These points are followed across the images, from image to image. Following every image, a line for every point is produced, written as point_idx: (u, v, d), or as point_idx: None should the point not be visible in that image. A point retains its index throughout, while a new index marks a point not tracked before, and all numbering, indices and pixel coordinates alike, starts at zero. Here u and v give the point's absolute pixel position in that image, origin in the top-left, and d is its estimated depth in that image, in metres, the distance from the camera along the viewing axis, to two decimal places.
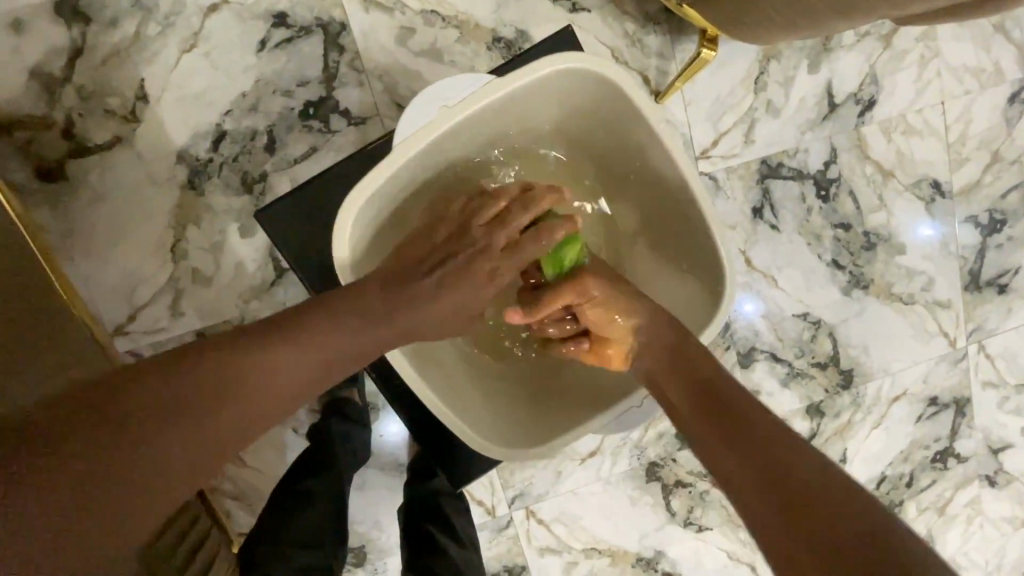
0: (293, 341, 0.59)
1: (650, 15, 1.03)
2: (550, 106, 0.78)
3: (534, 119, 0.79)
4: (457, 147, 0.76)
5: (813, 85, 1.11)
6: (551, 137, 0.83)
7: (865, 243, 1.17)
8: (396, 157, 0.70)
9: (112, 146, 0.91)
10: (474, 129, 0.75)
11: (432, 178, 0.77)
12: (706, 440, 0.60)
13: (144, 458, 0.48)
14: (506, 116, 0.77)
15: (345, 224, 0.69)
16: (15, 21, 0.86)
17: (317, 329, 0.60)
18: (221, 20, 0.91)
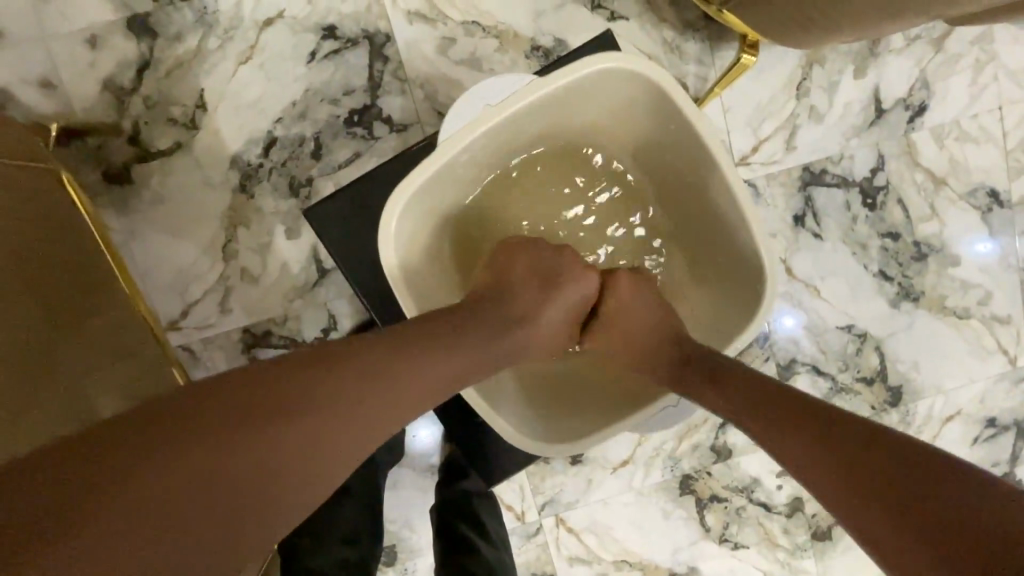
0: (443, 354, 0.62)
1: (690, 22, 1.02)
2: (593, 106, 0.78)
3: (571, 121, 0.80)
4: (498, 146, 0.78)
5: (859, 90, 1.08)
6: (590, 138, 0.83)
7: (916, 254, 1.13)
8: (439, 153, 0.71)
9: (173, 152, 0.97)
10: (514, 129, 0.76)
11: (472, 179, 0.80)
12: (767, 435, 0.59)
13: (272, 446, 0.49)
14: (547, 116, 0.77)
15: (391, 211, 0.70)
16: (92, 36, 0.93)
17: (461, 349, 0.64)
18: (275, 33, 0.97)
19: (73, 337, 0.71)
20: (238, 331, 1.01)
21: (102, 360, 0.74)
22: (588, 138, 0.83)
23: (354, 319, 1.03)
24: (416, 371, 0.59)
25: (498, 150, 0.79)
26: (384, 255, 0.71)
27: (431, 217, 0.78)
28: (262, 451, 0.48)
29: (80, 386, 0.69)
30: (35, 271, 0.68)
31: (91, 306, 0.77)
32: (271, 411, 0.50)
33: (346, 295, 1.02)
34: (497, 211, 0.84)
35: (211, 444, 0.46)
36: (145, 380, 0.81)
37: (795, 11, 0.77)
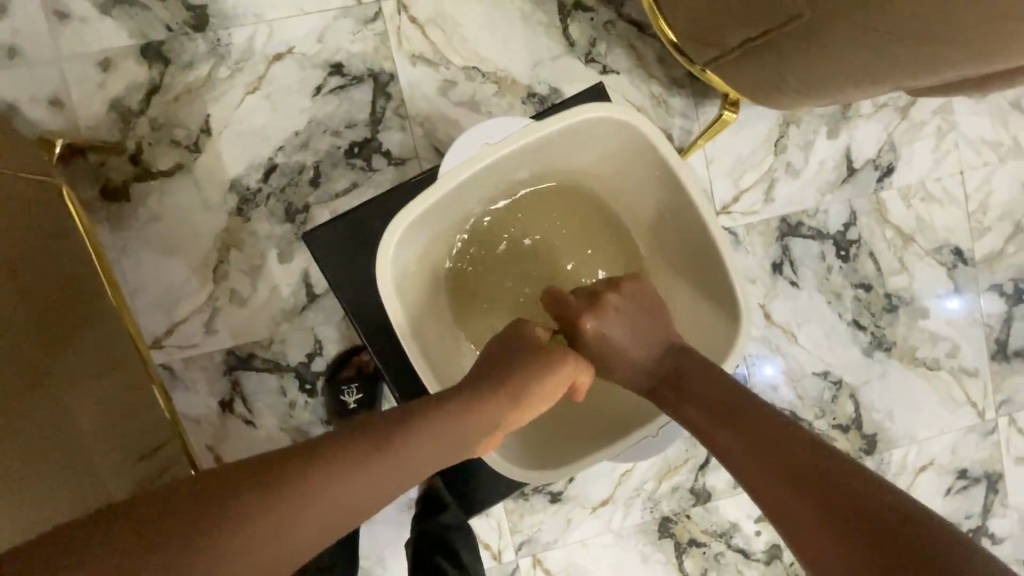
0: (438, 412, 0.62)
1: (676, 79, 1.09)
2: (587, 151, 0.83)
3: (564, 164, 0.84)
4: (495, 183, 0.82)
5: (832, 150, 1.14)
6: (583, 180, 0.87)
7: (887, 305, 1.18)
8: (438, 186, 0.74)
9: (174, 173, 0.99)
10: (512, 168, 0.80)
11: (468, 213, 0.83)
12: (762, 479, 0.59)
13: (255, 487, 0.49)
14: (543, 157, 0.82)
15: (391, 237, 0.73)
16: (104, 60, 0.96)
17: (453, 409, 0.63)
18: (284, 66, 1.01)
19: (54, 347, 0.69)
20: (222, 351, 1.01)
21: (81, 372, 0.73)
22: (580, 180, 0.87)
23: (339, 345, 1.04)
24: (407, 430, 0.59)
25: (494, 186, 0.82)
26: (380, 275, 0.73)
27: (426, 246, 0.81)
28: (248, 495, 0.48)
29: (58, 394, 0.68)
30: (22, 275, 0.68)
31: (84, 316, 0.78)
32: (262, 464, 0.51)
33: (334, 321, 1.04)
34: (490, 242, 0.86)
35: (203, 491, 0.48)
36: (124, 393, 0.80)
37: (772, 78, 0.83)
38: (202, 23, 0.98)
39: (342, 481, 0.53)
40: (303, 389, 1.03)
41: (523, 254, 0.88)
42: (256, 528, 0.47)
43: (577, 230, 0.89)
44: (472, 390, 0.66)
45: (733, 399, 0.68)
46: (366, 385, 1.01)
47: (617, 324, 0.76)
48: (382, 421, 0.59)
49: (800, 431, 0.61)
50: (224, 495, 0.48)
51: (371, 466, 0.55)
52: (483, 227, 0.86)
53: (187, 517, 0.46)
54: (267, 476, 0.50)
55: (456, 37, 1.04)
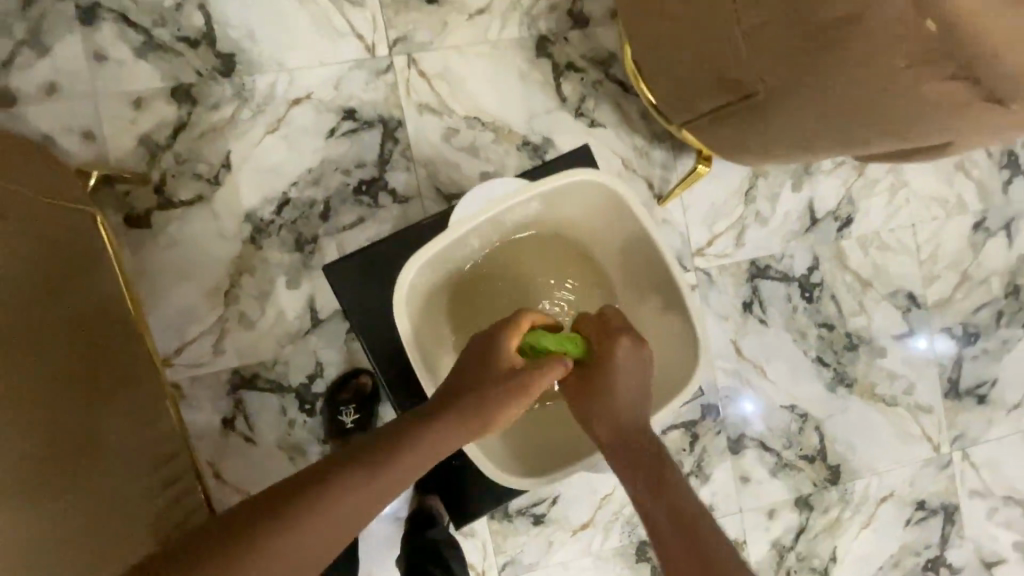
0: (424, 426, 0.67)
1: (657, 133, 1.21)
2: (580, 205, 0.92)
3: (558, 215, 0.94)
4: (497, 230, 0.91)
5: (796, 202, 1.26)
6: (575, 230, 0.96)
7: (848, 344, 1.28)
8: (449, 232, 0.84)
9: (193, 204, 1.07)
10: (512, 217, 0.90)
11: (472, 254, 0.92)
12: (665, 544, 0.66)
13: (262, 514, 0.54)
14: (540, 209, 0.91)
15: (406, 276, 0.82)
16: (137, 99, 1.05)
17: (439, 421, 0.68)
18: (301, 110, 1.10)
19: (61, 362, 0.71)
20: (228, 371, 1.07)
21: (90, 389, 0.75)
22: (572, 230, 0.96)
23: (339, 368, 1.11)
24: (397, 443, 0.63)
25: (496, 232, 0.92)
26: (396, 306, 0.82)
27: (434, 283, 0.90)
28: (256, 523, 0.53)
29: (65, 409, 0.70)
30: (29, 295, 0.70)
31: (110, 333, 0.84)
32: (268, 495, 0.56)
33: (335, 344, 1.11)
34: (488, 281, 0.95)
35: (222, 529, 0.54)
36: (141, 406, 0.86)
37: (739, 142, 0.93)
38: (229, 69, 1.08)
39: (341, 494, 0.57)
40: (303, 409, 1.10)
41: (517, 293, 0.96)
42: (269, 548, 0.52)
43: (565, 273, 0.98)
44: (456, 403, 0.70)
45: (665, 467, 0.74)
46: (363, 406, 1.07)
47: (627, 363, 0.81)
48: (375, 441, 0.64)
49: (706, 515, 0.69)
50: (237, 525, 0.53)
51: (366, 479, 0.59)
52: (484, 267, 0.94)
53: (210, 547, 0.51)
54: (271, 503, 0.55)
55: (459, 90, 1.15)
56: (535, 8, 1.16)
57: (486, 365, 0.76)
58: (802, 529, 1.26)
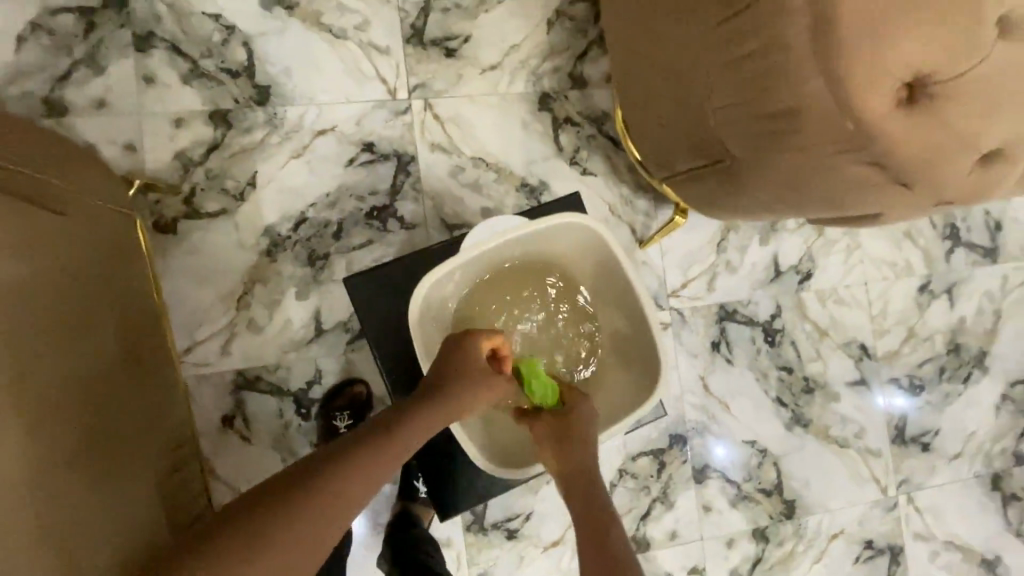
0: (406, 416, 0.74)
1: (641, 185, 1.35)
2: (574, 246, 1.05)
3: (556, 253, 1.06)
4: (502, 260, 1.03)
5: (763, 254, 1.40)
6: (570, 267, 1.08)
7: (805, 387, 1.40)
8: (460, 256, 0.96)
9: (218, 216, 1.17)
10: (516, 249, 1.02)
11: (477, 279, 1.03)
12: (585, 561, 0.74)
13: (264, 509, 0.58)
14: (541, 245, 1.03)
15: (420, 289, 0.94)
16: (178, 118, 1.17)
17: (418, 411, 0.75)
18: (325, 140, 1.22)
19: (101, 346, 0.80)
20: (232, 371, 1.15)
21: (115, 376, 0.81)
22: (568, 267, 1.08)
23: (337, 376, 1.19)
24: (384, 434, 0.70)
25: (499, 261, 1.03)
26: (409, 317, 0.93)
27: (442, 300, 1.00)
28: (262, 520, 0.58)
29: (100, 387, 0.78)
30: (74, 284, 0.77)
31: (138, 325, 0.92)
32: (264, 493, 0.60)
33: (334, 354, 1.19)
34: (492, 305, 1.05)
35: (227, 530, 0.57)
36: (158, 395, 0.93)
37: (709, 199, 1.06)
38: (263, 99, 1.20)
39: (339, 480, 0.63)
40: (299, 412, 1.17)
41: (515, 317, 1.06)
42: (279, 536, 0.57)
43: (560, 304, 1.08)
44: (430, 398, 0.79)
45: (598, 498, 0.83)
46: (356, 413, 1.14)
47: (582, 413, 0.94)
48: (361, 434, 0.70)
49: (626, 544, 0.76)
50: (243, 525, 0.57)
51: (359, 465, 0.65)
52: (488, 292, 1.04)
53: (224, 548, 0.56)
54: (270, 498, 0.60)
55: (468, 133, 1.29)
56: (540, 68, 1.32)
57: (451, 368, 0.85)
58: (759, 559, 1.35)
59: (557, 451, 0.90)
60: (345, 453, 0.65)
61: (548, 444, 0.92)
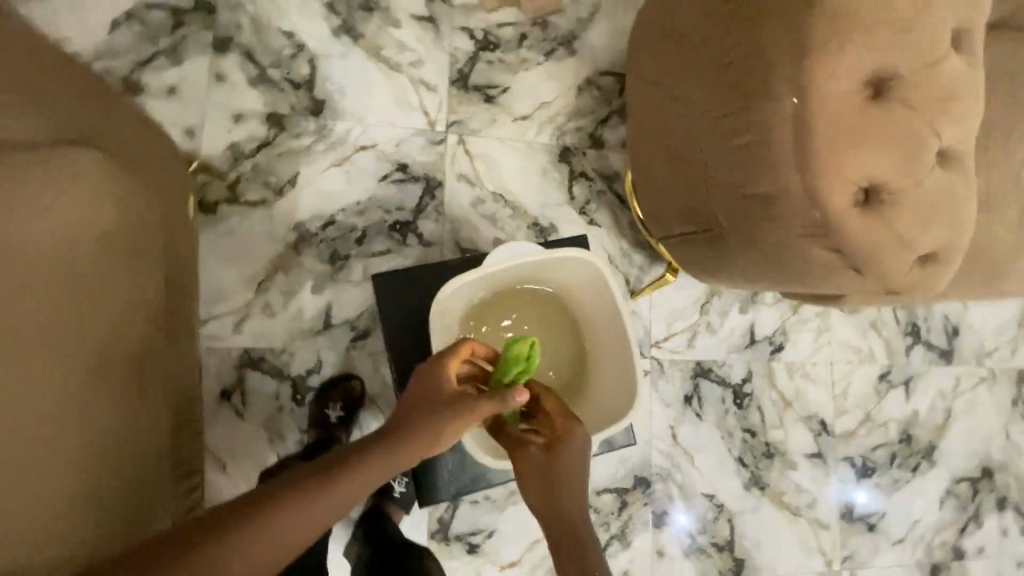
0: (400, 430, 0.74)
1: (640, 241, 1.49)
2: (579, 278, 1.13)
3: (564, 283, 1.17)
4: (520, 276, 1.14)
5: (741, 322, 1.52)
6: (574, 298, 1.18)
7: (766, 451, 1.49)
8: (489, 264, 1.07)
9: (256, 205, 1.28)
10: (532, 271, 1.14)
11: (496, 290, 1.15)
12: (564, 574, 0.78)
13: (267, 504, 0.62)
14: (555, 272, 1.15)
15: (446, 288, 1.05)
16: (238, 114, 1.30)
17: (412, 426, 0.74)
18: (364, 155, 1.35)
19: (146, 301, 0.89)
20: (240, 349, 1.23)
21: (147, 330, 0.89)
22: (571, 297, 1.19)
23: (336, 369, 1.27)
24: (378, 446, 0.70)
25: (516, 278, 1.15)
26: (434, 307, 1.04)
27: (463, 300, 1.11)
28: (259, 512, 0.61)
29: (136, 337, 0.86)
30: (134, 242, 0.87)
31: (172, 289, 1.01)
32: (267, 489, 0.64)
33: (337, 348, 1.27)
34: (499, 317, 1.16)
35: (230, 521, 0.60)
36: (177, 356, 1.01)
37: (696, 261, 1.19)
38: (317, 110, 1.34)
39: (334, 487, 0.65)
40: (294, 397, 1.24)
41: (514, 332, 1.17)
42: (275, 528, 0.61)
43: (557, 331, 1.20)
44: (421, 415, 0.76)
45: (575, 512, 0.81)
46: (348, 407, 1.21)
47: (568, 428, 0.89)
48: (357, 445, 0.71)
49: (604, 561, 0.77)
50: (244, 515, 0.61)
51: (354, 475, 0.67)
52: (500, 305, 1.16)
53: (223, 533, 0.59)
54: (271, 494, 0.63)
55: (492, 170, 1.43)
56: (566, 125, 1.48)
57: (435, 383, 0.82)
58: None
59: (539, 474, 0.86)
60: (344, 461, 0.68)
61: (532, 465, 0.88)
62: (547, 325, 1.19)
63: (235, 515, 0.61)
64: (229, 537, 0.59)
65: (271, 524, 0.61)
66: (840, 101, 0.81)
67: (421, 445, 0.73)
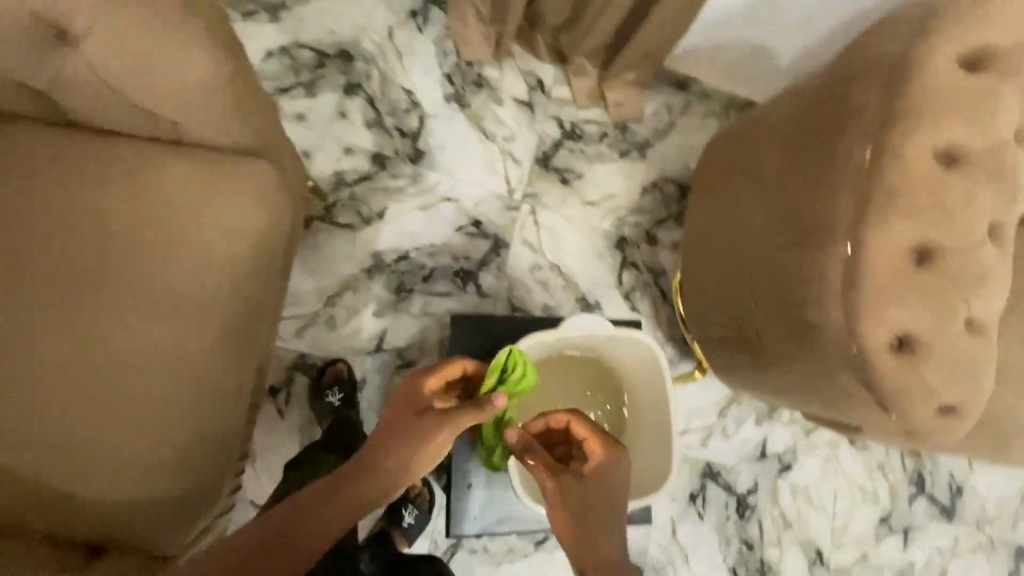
0: (384, 446, 0.88)
1: (674, 336, 1.59)
2: (635, 358, 1.20)
3: (622, 358, 1.23)
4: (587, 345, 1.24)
5: (755, 434, 1.57)
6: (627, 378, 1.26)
7: (759, 567, 1.52)
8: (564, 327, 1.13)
9: (344, 228, 1.43)
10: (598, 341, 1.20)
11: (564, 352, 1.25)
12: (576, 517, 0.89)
13: (297, 509, 0.80)
14: (617, 346, 1.20)
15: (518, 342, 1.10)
16: (348, 149, 1.48)
17: (392, 441, 0.88)
18: (446, 206, 1.51)
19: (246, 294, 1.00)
20: (298, 351, 1.37)
21: (237, 318, 0.99)
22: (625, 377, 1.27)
23: (376, 388, 1.40)
24: (369, 465, 0.86)
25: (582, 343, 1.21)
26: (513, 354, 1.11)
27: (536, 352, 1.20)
28: (290, 517, 0.79)
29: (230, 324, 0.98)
30: (250, 244, 0.99)
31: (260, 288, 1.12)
32: (293, 502, 0.81)
33: (382, 370, 1.40)
34: (557, 377, 1.25)
35: (271, 525, 0.78)
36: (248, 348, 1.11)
37: (733, 365, 1.28)
38: (415, 158, 1.51)
39: (340, 499, 0.82)
40: None
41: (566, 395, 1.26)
42: (305, 529, 0.78)
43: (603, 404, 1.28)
44: (402, 430, 0.89)
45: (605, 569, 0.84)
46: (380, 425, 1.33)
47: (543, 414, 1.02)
48: (351, 466, 0.87)
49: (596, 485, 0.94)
50: (279, 519, 0.78)
51: (353, 490, 0.83)
52: (562, 366, 1.26)
53: (268, 534, 0.76)
54: (297, 503, 0.81)
55: (554, 243, 1.57)
56: (626, 217, 1.63)
57: (414, 398, 0.94)
58: None
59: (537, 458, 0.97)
60: (343, 477, 0.84)
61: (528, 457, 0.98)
62: (596, 396, 1.27)
63: (276, 521, 0.78)
64: (272, 536, 0.76)
65: (302, 525, 0.78)
66: (887, 262, 0.90)
67: (405, 455, 0.87)
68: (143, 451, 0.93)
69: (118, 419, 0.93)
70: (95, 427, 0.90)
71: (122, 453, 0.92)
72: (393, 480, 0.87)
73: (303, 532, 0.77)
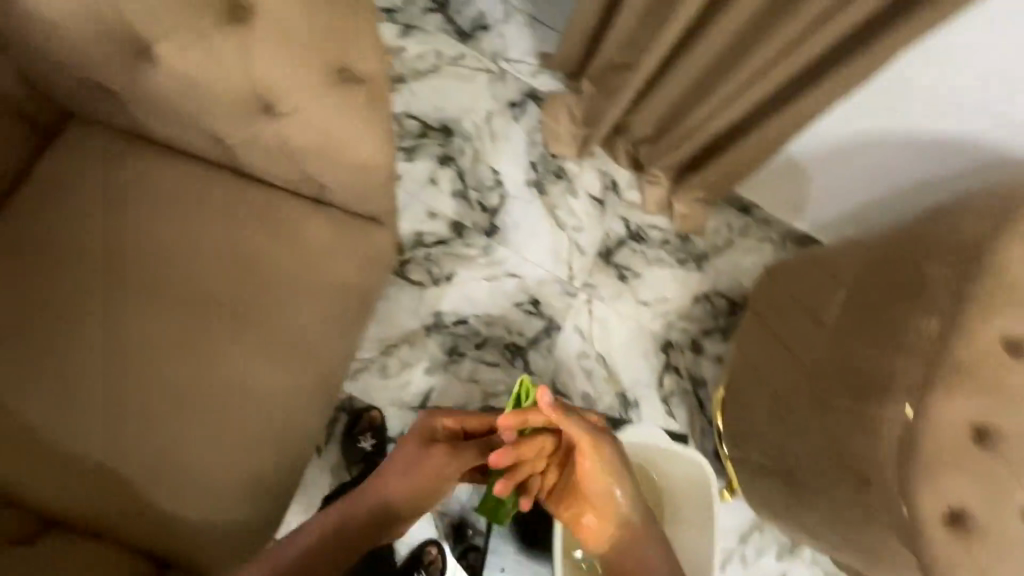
0: (392, 476, 0.98)
1: (703, 447, 1.62)
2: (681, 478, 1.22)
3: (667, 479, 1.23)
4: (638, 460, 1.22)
5: (774, 568, 1.53)
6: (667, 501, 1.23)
7: None
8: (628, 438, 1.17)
9: (414, 284, 1.54)
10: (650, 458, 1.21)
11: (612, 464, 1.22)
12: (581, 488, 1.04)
13: (331, 527, 0.92)
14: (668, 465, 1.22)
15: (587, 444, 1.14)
16: (432, 212, 1.60)
17: (399, 472, 0.99)
18: (509, 281, 1.59)
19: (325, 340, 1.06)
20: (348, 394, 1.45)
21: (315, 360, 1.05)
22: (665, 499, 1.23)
23: None
24: (382, 494, 0.97)
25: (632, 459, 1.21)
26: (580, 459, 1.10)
27: None
28: (321, 536, 0.91)
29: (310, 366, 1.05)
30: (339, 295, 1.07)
31: None
32: (323, 523, 0.93)
33: None
34: None
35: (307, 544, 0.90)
36: None
37: (765, 497, 1.28)
38: (490, 232, 1.62)
39: (361, 522, 0.95)
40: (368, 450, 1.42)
41: None
42: (336, 547, 0.91)
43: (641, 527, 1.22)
44: (408, 464, 0.99)
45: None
46: None
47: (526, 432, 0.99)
48: (365, 494, 0.98)
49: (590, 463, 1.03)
50: (313, 538, 0.91)
51: (370, 514, 0.96)
52: None
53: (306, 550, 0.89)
54: (327, 524, 0.93)
55: (603, 334, 1.63)
56: (675, 323, 1.68)
57: (419, 434, 1.03)
58: None
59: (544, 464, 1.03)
60: (360, 504, 0.96)
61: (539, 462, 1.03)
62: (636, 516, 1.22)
63: (311, 539, 0.91)
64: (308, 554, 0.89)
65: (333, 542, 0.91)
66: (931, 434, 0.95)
67: (415, 485, 0.98)
68: (207, 471, 0.99)
69: (194, 440, 1.00)
70: (177, 440, 0.99)
71: (191, 467, 0.99)
72: (405, 505, 0.98)
73: (321, 548, 0.89)
